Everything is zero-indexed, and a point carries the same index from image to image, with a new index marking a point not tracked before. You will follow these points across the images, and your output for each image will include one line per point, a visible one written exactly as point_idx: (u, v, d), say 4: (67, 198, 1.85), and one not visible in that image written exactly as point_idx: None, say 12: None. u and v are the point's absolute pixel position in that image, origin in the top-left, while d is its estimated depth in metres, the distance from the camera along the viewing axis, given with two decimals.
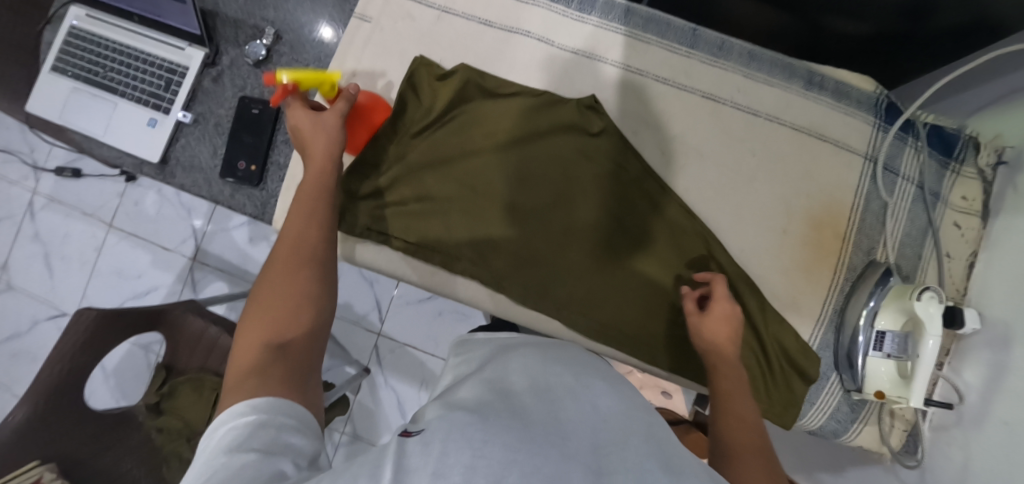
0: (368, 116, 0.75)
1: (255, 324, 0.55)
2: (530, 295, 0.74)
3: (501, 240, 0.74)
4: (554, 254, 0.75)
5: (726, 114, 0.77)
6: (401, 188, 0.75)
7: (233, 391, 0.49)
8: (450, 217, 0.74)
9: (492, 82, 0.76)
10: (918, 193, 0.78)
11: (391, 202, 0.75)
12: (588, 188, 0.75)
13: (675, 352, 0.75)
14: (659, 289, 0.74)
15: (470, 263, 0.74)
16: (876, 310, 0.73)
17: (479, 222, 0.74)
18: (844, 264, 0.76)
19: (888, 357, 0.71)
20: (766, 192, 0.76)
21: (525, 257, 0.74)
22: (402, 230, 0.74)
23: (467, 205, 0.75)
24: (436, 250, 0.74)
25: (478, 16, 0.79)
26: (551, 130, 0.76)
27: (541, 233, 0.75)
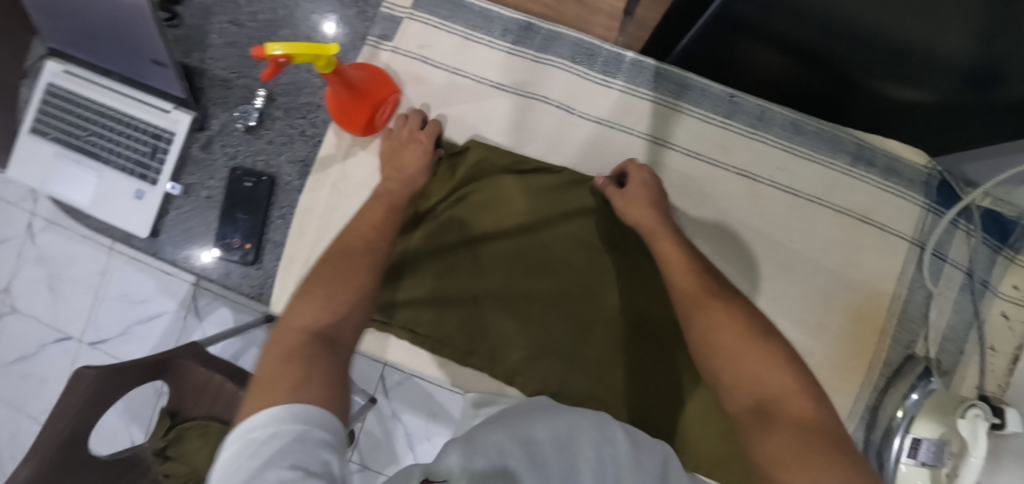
0: (373, 91, 0.68)
1: (316, 292, 0.52)
2: (546, 390, 0.68)
3: (516, 330, 0.69)
4: (570, 348, 0.69)
5: (763, 194, 0.71)
6: (407, 274, 0.70)
7: (272, 384, 0.43)
8: (461, 305, 0.69)
9: (510, 159, 0.70)
10: (966, 281, 0.71)
11: (395, 289, 0.69)
12: (614, 274, 0.70)
13: (706, 456, 0.68)
14: (680, 393, 0.68)
15: (482, 355, 0.69)
16: (911, 416, 0.68)
17: (494, 312, 0.69)
18: (880, 359, 0.71)
19: (922, 466, 0.67)
20: (804, 282, 0.70)
21: (539, 351, 0.69)
22: (410, 324, 0.69)
23: (480, 291, 0.69)
24: (446, 342, 0.69)
25: (491, 79, 0.73)
26: (571, 214, 0.70)
27: (558, 323, 0.69)
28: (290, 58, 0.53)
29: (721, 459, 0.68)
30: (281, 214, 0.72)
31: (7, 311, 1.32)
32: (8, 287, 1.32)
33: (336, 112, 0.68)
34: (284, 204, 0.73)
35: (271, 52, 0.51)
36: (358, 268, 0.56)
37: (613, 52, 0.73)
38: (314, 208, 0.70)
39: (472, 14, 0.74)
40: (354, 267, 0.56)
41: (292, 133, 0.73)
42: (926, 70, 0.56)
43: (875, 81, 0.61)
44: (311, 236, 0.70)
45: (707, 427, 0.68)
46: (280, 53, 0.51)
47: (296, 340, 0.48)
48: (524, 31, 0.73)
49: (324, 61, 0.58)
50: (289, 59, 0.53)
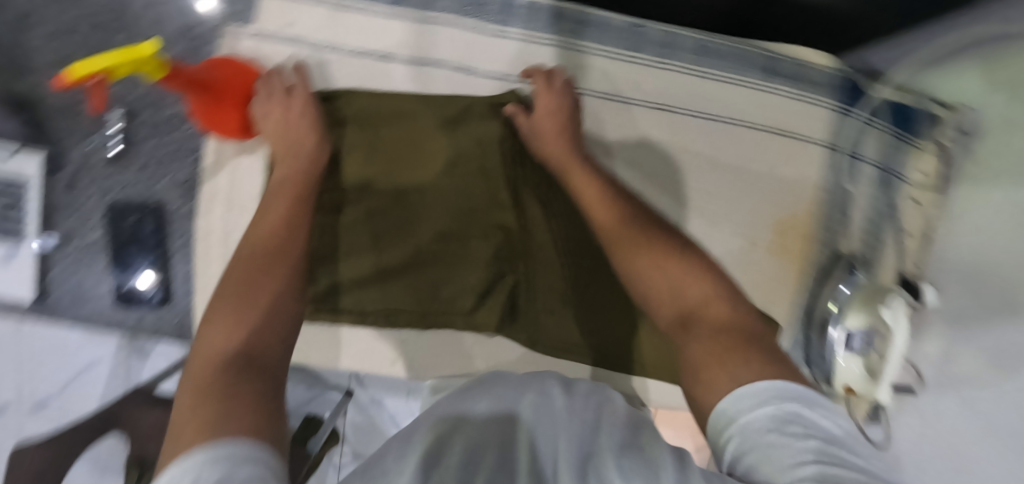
0: (236, 88, 0.60)
1: (219, 312, 0.45)
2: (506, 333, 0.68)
3: (456, 281, 0.66)
4: (513, 293, 0.67)
5: (682, 125, 0.69)
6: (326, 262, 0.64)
7: (190, 425, 0.34)
8: (391, 274, 0.66)
9: (401, 110, 0.64)
10: (877, 175, 0.74)
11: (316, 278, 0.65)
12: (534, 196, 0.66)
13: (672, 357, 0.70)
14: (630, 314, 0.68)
15: (434, 316, 0.67)
16: (842, 310, 0.72)
17: (428, 274, 0.66)
18: (809, 263, 0.74)
19: (855, 354, 0.71)
20: (732, 199, 0.71)
21: (485, 302, 0.67)
22: (344, 306, 0.65)
23: (405, 256, 0.65)
24: (391, 315, 0.66)
25: (376, 51, 0.65)
26: (479, 152, 0.65)
27: (495, 267, 0.67)
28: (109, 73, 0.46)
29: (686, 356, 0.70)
30: (181, 244, 0.65)
31: None
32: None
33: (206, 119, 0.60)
34: (181, 233, 0.65)
35: (79, 72, 0.45)
36: (265, 266, 0.50)
37: None
38: (217, 231, 0.65)
39: None
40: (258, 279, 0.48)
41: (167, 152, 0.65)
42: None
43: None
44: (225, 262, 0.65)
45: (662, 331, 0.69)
46: (88, 71, 0.45)
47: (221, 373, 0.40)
48: None
49: (158, 69, 0.50)
50: (108, 76, 0.47)
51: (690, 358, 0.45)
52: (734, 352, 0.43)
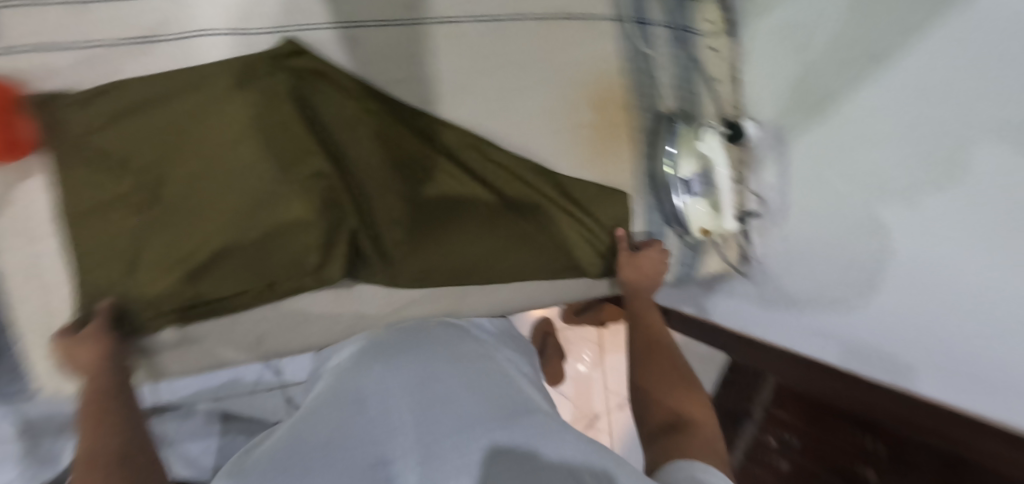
0: None
1: None
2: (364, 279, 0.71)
3: (294, 247, 0.65)
4: (354, 234, 0.68)
5: (469, 33, 0.71)
6: (148, 260, 0.63)
7: None
8: (221, 258, 0.64)
9: (174, 85, 0.62)
10: (670, 33, 0.78)
11: (139, 283, 0.63)
12: (349, 141, 0.67)
13: (530, 259, 0.76)
14: (475, 223, 0.73)
15: (284, 286, 0.67)
16: (675, 160, 0.77)
17: (257, 245, 0.64)
18: (636, 131, 0.78)
19: (698, 197, 0.77)
20: (540, 93, 0.74)
21: (330, 250, 0.67)
22: (185, 299, 0.64)
23: (230, 235, 0.63)
24: (237, 294, 0.65)
25: (134, 37, 0.61)
26: (270, 107, 0.64)
27: (329, 214, 0.66)
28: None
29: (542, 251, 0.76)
30: None
31: None
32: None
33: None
34: None
35: None
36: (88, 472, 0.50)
37: None
38: (28, 262, 0.62)
39: None
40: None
41: None
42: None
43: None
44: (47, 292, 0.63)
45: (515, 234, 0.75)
46: None
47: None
48: None
49: None
50: None
51: (649, 378, 0.65)
52: (692, 389, 0.63)
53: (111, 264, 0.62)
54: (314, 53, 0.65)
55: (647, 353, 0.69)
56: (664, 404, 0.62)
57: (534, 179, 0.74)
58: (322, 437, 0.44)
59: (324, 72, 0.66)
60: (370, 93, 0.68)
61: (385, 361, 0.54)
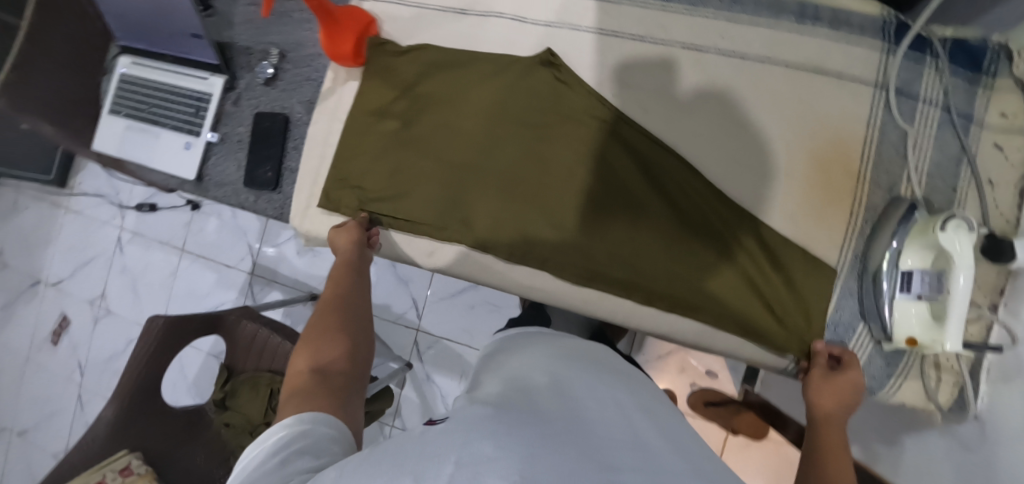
0: (352, 20, 0.80)
1: (308, 340, 0.63)
2: (514, 250, 0.76)
3: (478, 204, 0.77)
4: (528, 219, 0.75)
5: (711, 62, 0.74)
6: (380, 169, 0.80)
7: (289, 404, 0.56)
8: (426, 188, 0.78)
9: (459, 55, 0.80)
10: (944, 116, 0.70)
11: (371, 181, 0.81)
12: (562, 139, 0.75)
13: (684, 297, 0.72)
14: (644, 247, 0.73)
15: (453, 230, 0.77)
16: (899, 249, 0.66)
17: (451, 189, 0.78)
18: (860, 204, 0.70)
19: (919, 299, 0.64)
20: (760, 139, 0.72)
21: (505, 219, 0.76)
22: (389, 209, 0.79)
23: (441, 176, 0.78)
24: (423, 221, 0.78)
25: (453, 7, 0.81)
26: (513, 94, 0.77)
27: (517, 194, 0.76)
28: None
29: (702, 297, 0.72)
30: (294, 147, 0.87)
31: (104, 314, 1.50)
32: (102, 293, 1.51)
33: (328, 51, 0.82)
34: (299, 137, 0.87)
35: None
36: (330, 306, 0.67)
37: None
38: (321, 138, 0.85)
39: None
40: (330, 317, 0.66)
41: (300, 81, 0.88)
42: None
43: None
44: (321, 160, 0.84)
45: (679, 266, 0.72)
46: None
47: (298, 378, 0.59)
48: None
49: None
50: None
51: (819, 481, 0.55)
52: None
53: (358, 162, 0.81)
54: (566, 65, 0.76)
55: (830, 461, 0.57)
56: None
57: (723, 230, 0.71)
58: (533, 394, 0.56)
59: (573, 81, 0.76)
60: (592, 103, 0.75)
61: (590, 371, 0.63)
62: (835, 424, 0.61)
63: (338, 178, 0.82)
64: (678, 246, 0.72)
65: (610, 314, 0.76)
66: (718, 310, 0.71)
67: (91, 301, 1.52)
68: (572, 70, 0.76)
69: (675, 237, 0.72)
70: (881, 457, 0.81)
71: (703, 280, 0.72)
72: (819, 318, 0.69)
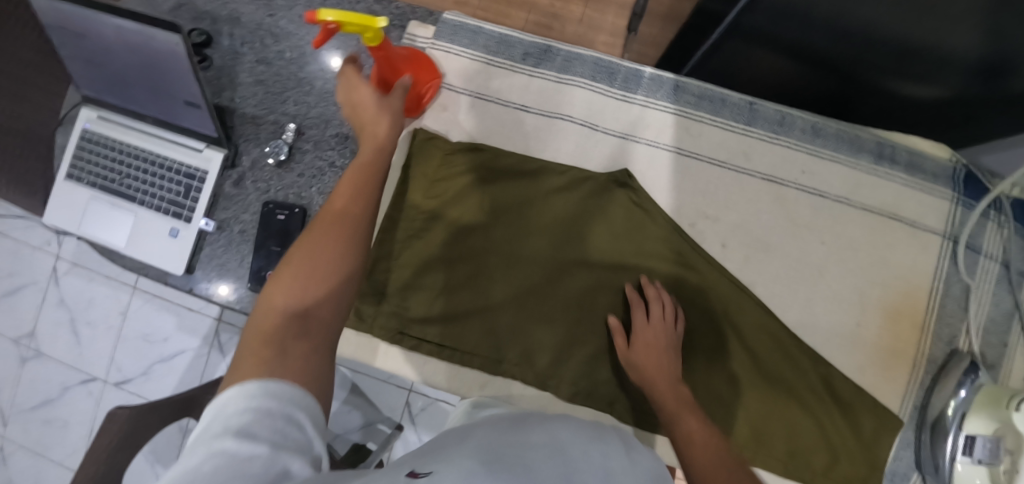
0: (412, 63, 0.69)
1: (291, 266, 0.47)
2: (580, 390, 0.69)
3: (543, 339, 0.69)
4: (594, 356, 0.69)
5: (792, 198, 0.71)
6: (427, 284, 0.71)
7: (248, 365, 0.41)
8: (482, 315, 0.70)
9: (525, 165, 0.71)
10: (1002, 272, 0.70)
11: (416, 302, 0.71)
12: (639, 272, 0.69)
13: (754, 447, 0.68)
14: (717, 397, 0.68)
15: (512, 364, 0.69)
16: (963, 411, 0.66)
17: (513, 317, 0.70)
18: (922, 356, 0.70)
19: (979, 463, 0.63)
20: (836, 282, 0.70)
21: (568, 352, 0.69)
22: (437, 336, 0.70)
23: (500, 300, 0.70)
24: (475, 354, 0.70)
25: (514, 102, 0.73)
26: (586, 218, 0.70)
27: (584, 327, 0.69)
28: (340, 25, 0.53)
29: (775, 445, 0.68)
30: None
31: (32, 355, 1.18)
32: (31, 332, 1.19)
33: None
34: None
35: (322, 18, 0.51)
36: (336, 216, 0.49)
37: (632, 68, 0.73)
38: None
39: (493, 41, 0.74)
40: (335, 239, 0.48)
41: (321, 166, 0.75)
42: (938, 68, 0.58)
43: (883, 77, 0.63)
44: None
45: (759, 414, 0.68)
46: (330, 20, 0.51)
47: (273, 320, 0.44)
48: (544, 53, 0.74)
49: (373, 34, 0.57)
50: (338, 27, 0.54)
51: None
52: None
53: (397, 276, 0.71)
54: (642, 189, 0.71)
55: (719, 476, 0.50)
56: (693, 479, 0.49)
57: (793, 379, 0.69)
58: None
59: (652, 208, 0.70)
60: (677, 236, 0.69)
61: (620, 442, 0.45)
62: (675, 392, 0.60)
63: (371, 287, 0.71)
64: (747, 390, 0.68)
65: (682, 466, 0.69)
66: (795, 462, 0.68)
67: (16, 339, 1.19)
68: (648, 194, 0.71)
69: (749, 385, 0.68)
70: None
71: (779, 428, 0.68)
72: (881, 468, 0.67)
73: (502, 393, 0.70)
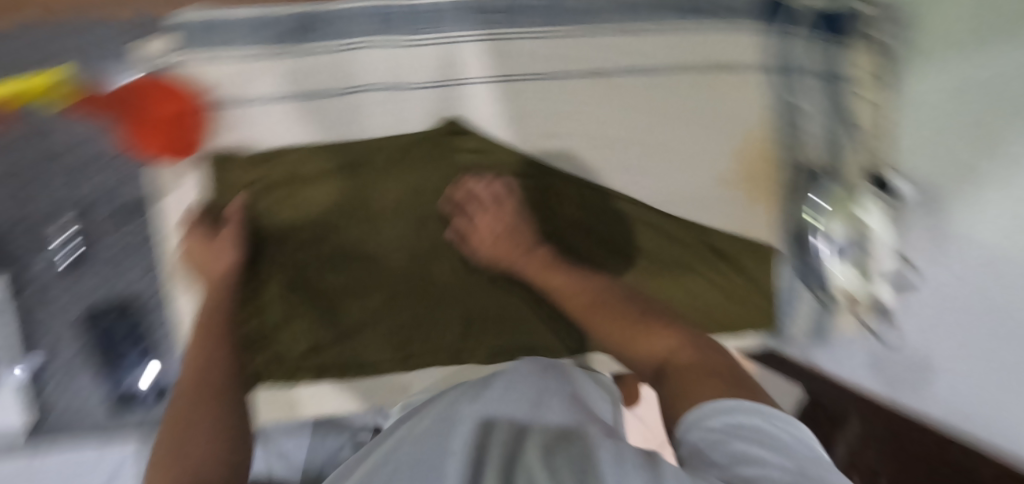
0: (167, 94, 0.61)
1: (163, 457, 0.47)
2: (496, 349, 0.68)
3: (441, 316, 0.67)
4: (496, 314, 0.69)
5: (620, 85, 0.69)
6: (302, 315, 0.65)
7: None
8: (374, 320, 0.66)
9: (344, 153, 0.64)
10: (823, 82, 0.74)
11: (297, 337, 0.65)
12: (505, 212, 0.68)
13: None
14: None
15: (422, 353, 0.67)
16: (822, 221, 0.72)
17: (404, 309, 0.67)
18: (777, 184, 0.75)
19: (846, 261, 0.71)
20: (686, 148, 0.72)
21: (470, 320, 0.68)
22: (336, 359, 0.66)
23: (384, 298, 0.66)
24: (381, 360, 0.67)
25: (301, 91, 0.63)
26: (431, 179, 0.66)
27: (475, 288, 0.68)
28: (18, 97, 0.58)
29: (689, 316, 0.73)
30: (162, 334, 0.64)
31: None
32: None
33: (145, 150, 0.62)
34: (164, 321, 0.64)
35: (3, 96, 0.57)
36: (195, 396, 0.53)
37: (412, 7, 0.64)
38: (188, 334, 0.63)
39: (245, 28, 0.61)
40: (202, 409, 0.51)
41: (123, 247, 0.62)
42: None
43: None
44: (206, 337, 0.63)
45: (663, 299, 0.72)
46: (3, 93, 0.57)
47: None
48: (308, 25, 0.62)
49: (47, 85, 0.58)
50: (19, 99, 0.58)
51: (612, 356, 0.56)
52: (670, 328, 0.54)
53: (265, 324, 0.64)
54: (475, 130, 0.66)
55: (596, 319, 0.59)
56: (639, 363, 0.53)
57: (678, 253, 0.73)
58: None
59: (492, 147, 0.67)
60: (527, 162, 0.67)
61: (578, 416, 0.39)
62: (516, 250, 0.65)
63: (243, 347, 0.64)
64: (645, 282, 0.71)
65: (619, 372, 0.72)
66: (708, 321, 0.73)
67: None
68: (482, 132, 0.67)
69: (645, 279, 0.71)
70: None
71: (685, 300, 0.72)
72: (772, 293, 0.75)
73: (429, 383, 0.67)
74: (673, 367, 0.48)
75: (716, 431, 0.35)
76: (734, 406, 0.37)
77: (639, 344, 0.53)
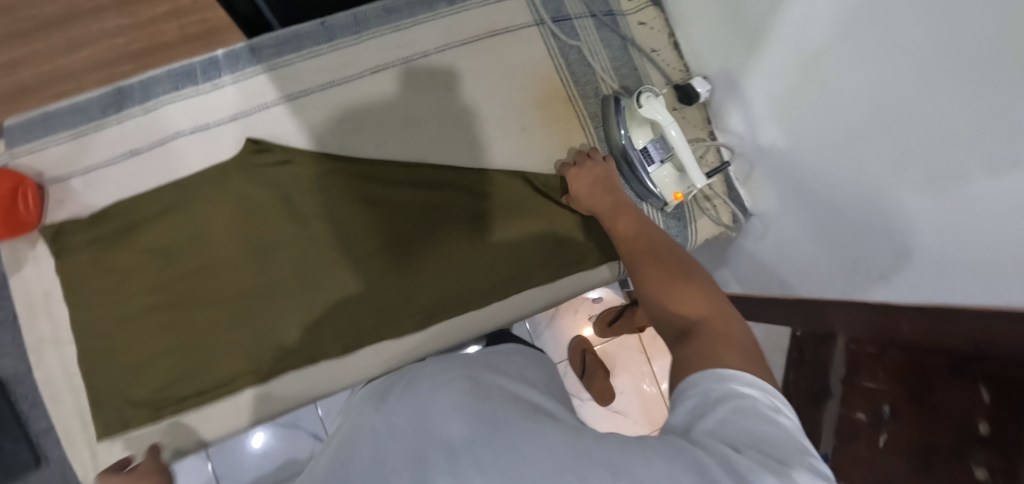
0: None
1: None
2: (345, 337, 0.71)
3: (283, 321, 0.70)
4: (338, 309, 0.71)
5: (404, 73, 0.76)
6: (151, 353, 0.68)
7: None
8: (219, 342, 0.69)
9: (160, 197, 0.70)
10: (595, 21, 0.82)
11: (147, 378, 0.68)
12: (323, 210, 0.72)
13: (510, 274, 0.75)
14: (454, 261, 0.74)
15: (274, 360, 0.70)
16: (628, 134, 0.76)
17: (247, 324, 0.70)
18: (585, 118, 0.80)
19: (663, 164, 0.75)
20: (485, 109, 0.77)
21: (313, 318, 0.71)
22: (191, 387, 0.69)
23: (226, 320, 0.69)
24: (236, 377, 0.69)
25: (121, 152, 0.72)
26: (245, 198, 0.71)
27: (313, 288, 0.71)
28: None
29: (528, 262, 0.75)
30: (32, 403, 0.69)
31: None
32: None
33: None
34: (32, 389, 0.69)
35: None
36: None
37: (205, 59, 0.74)
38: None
39: (65, 115, 0.72)
40: None
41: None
42: None
43: None
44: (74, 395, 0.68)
45: (495, 254, 0.75)
46: None
47: None
48: (118, 98, 0.72)
49: None
50: None
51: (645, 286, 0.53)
52: (703, 290, 0.49)
53: (119, 371, 0.67)
54: (277, 145, 0.72)
55: (645, 259, 0.56)
56: (657, 316, 0.50)
57: (503, 205, 0.75)
58: None
59: (298, 155, 0.72)
60: (332, 160, 0.73)
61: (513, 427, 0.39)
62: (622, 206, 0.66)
63: (100, 392, 0.67)
64: (477, 239, 0.74)
65: (474, 329, 0.75)
66: (547, 260, 0.76)
67: None
68: (285, 145, 0.73)
69: (474, 236, 0.74)
70: (728, 277, 0.95)
71: (519, 247, 0.75)
72: None
73: (287, 385, 0.71)
74: (697, 320, 0.46)
75: (716, 399, 0.36)
76: (761, 394, 0.37)
77: (661, 300, 0.51)
